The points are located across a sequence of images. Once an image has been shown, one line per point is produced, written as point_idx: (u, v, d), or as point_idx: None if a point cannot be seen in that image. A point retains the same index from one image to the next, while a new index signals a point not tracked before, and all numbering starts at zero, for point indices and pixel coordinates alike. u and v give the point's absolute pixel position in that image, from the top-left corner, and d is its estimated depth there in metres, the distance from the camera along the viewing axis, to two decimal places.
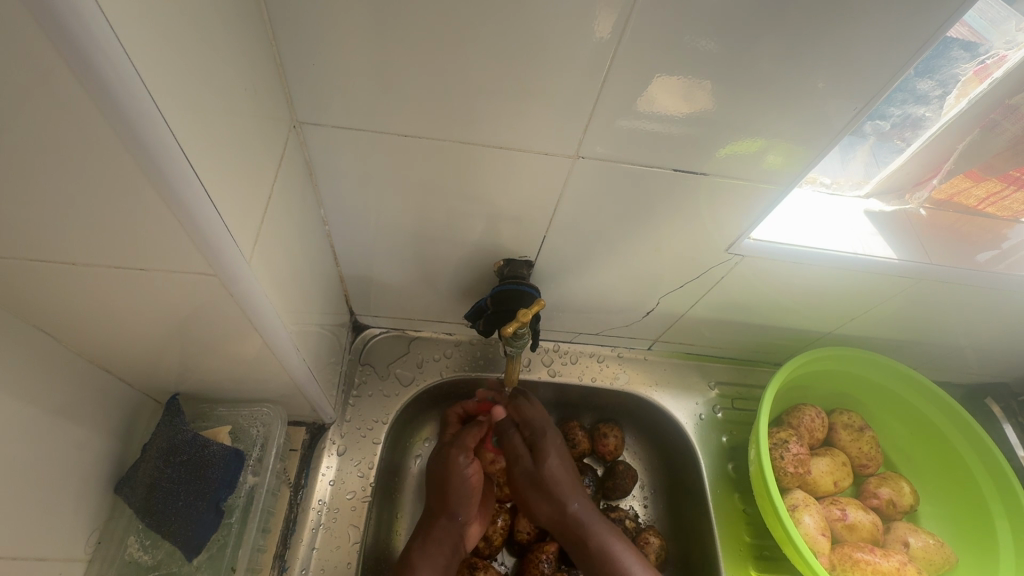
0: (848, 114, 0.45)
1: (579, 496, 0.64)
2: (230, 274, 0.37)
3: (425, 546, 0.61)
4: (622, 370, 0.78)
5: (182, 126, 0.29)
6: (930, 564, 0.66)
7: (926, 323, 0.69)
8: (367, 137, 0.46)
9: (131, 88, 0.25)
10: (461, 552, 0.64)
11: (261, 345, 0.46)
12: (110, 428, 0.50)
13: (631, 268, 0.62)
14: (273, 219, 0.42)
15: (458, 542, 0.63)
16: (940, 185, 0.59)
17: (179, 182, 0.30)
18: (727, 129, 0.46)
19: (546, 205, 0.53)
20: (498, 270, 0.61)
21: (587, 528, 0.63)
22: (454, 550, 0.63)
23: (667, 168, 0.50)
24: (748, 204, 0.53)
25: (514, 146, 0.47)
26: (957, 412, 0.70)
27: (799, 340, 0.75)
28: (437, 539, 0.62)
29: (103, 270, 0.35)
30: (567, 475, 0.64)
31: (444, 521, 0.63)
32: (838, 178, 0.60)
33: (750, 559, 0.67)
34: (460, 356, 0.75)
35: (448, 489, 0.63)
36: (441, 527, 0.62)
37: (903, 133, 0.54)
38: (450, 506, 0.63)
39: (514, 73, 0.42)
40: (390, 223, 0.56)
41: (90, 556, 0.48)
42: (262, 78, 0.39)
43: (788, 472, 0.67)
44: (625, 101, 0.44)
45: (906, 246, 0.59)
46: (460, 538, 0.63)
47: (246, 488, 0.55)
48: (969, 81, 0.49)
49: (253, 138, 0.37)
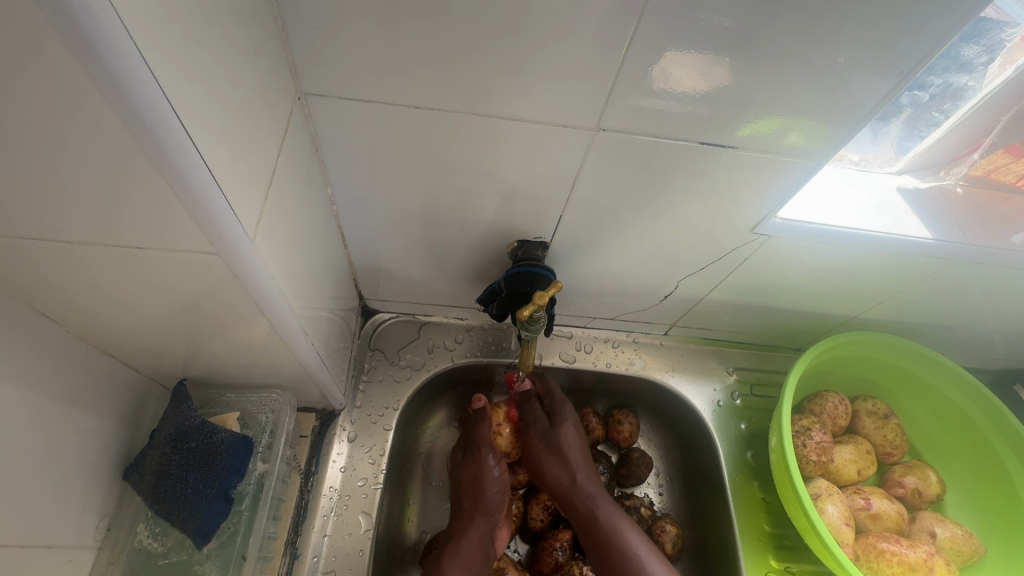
0: (885, 88, 0.42)
1: (587, 471, 0.64)
2: (234, 254, 0.35)
3: (459, 547, 0.60)
4: (638, 355, 0.76)
5: (177, 90, 0.27)
6: (957, 555, 0.64)
7: (953, 308, 0.66)
8: (376, 110, 0.44)
9: (119, 46, 0.23)
10: (493, 556, 0.62)
11: (269, 330, 0.45)
12: (117, 414, 0.49)
13: (648, 250, 0.59)
14: (277, 198, 0.40)
15: (490, 543, 0.62)
16: (979, 160, 0.56)
17: (175, 149, 0.27)
18: (755, 105, 0.43)
19: (562, 184, 0.51)
20: (512, 253, 0.59)
21: (594, 511, 0.62)
22: (485, 550, 0.61)
23: (694, 142, 0.47)
24: (775, 182, 0.51)
25: (530, 119, 0.45)
26: (988, 398, 0.68)
27: (823, 324, 0.73)
28: (472, 540, 0.61)
29: (101, 250, 0.33)
30: (574, 471, 0.64)
31: (479, 517, 0.62)
32: (868, 155, 0.56)
33: (770, 548, 0.66)
34: (472, 341, 0.73)
35: (481, 486, 0.63)
36: (473, 528, 0.61)
37: (942, 104, 0.50)
38: (483, 504, 0.62)
39: (530, 41, 0.39)
40: (400, 203, 0.54)
41: (101, 542, 0.48)
42: (264, 45, 0.36)
43: (811, 461, 0.65)
44: (649, 74, 0.41)
45: (940, 225, 0.56)
46: (491, 539, 0.62)
47: (256, 475, 0.54)
48: (1016, 47, 0.46)
49: (256, 110, 0.35)
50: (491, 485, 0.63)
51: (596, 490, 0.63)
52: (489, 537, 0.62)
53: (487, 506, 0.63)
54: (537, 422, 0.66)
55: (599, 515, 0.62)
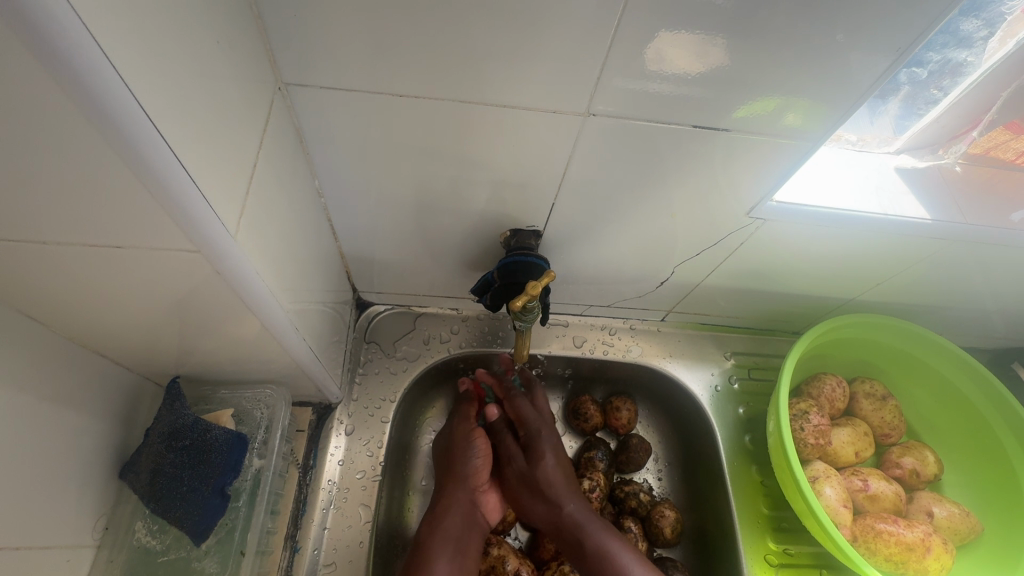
0: (879, 68, 0.41)
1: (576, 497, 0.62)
2: (216, 251, 0.34)
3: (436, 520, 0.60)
4: (636, 342, 0.75)
5: (145, 85, 0.26)
6: (955, 534, 0.65)
7: (952, 289, 0.66)
8: (360, 99, 0.43)
9: (74, 37, 0.22)
10: (480, 523, 0.62)
11: (259, 327, 0.44)
12: (111, 413, 0.48)
13: (644, 236, 0.59)
14: (261, 191, 0.39)
15: (473, 512, 0.61)
16: (979, 138, 0.55)
17: (144, 145, 0.26)
18: (748, 87, 0.42)
19: (554, 171, 0.50)
20: (505, 242, 0.58)
21: (584, 532, 0.59)
22: (470, 518, 0.61)
23: (686, 124, 0.45)
24: (771, 164, 0.50)
25: (519, 105, 0.44)
26: (986, 378, 0.67)
27: (821, 306, 0.73)
28: (451, 509, 0.60)
29: (80, 251, 0.32)
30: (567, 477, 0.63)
31: (459, 491, 0.62)
32: (865, 135, 0.55)
33: (769, 531, 0.66)
34: (469, 331, 0.73)
35: (458, 456, 0.64)
36: (456, 499, 0.61)
37: (941, 81, 0.49)
38: (457, 473, 0.63)
39: (515, 25, 0.38)
40: (391, 194, 0.53)
41: (99, 541, 0.48)
42: (241, 33, 0.35)
43: (809, 443, 0.65)
44: (638, 57, 0.40)
45: (938, 203, 0.55)
46: (475, 510, 0.62)
47: (252, 471, 0.54)
48: (1016, 21, 0.45)
49: (233, 103, 0.34)
50: (471, 457, 0.64)
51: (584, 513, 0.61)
52: (472, 504, 0.62)
53: (462, 475, 0.63)
54: (513, 463, 0.64)
55: (590, 534, 0.59)
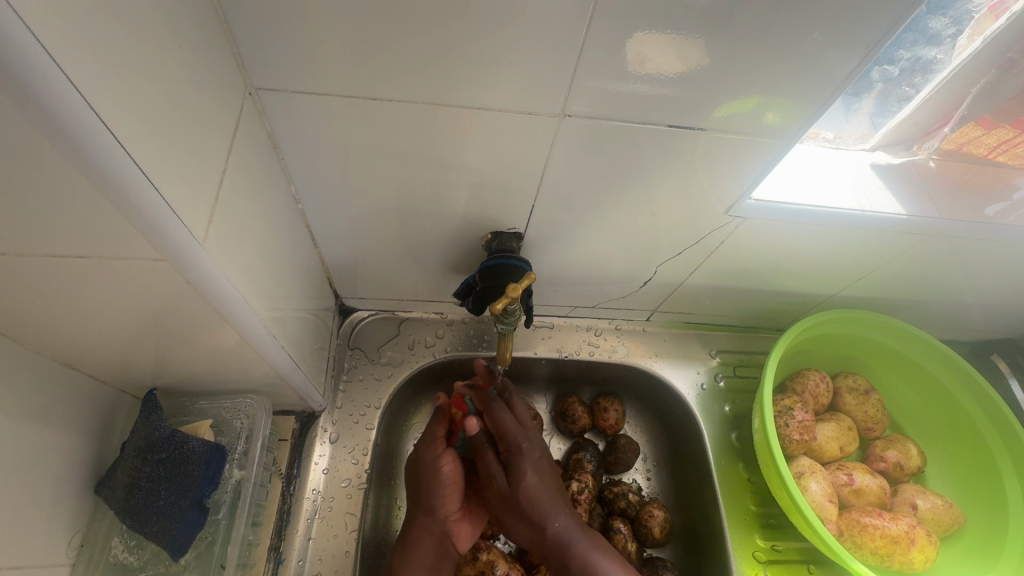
0: (850, 63, 0.41)
1: (560, 511, 0.58)
2: (184, 260, 0.33)
3: (408, 548, 0.58)
4: (621, 342, 0.76)
5: (98, 89, 0.25)
6: (940, 526, 0.65)
7: (931, 283, 0.67)
8: (333, 103, 0.42)
9: (20, 45, 0.21)
10: (451, 553, 0.60)
11: (235, 337, 0.44)
12: (84, 428, 0.47)
13: (625, 236, 0.59)
14: (231, 199, 0.39)
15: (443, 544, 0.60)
16: (951, 133, 0.56)
17: (102, 153, 0.26)
18: (724, 86, 0.43)
19: (531, 173, 0.50)
20: (486, 244, 0.58)
21: (566, 548, 0.56)
22: (440, 549, 0.59)
23: (662, 125, 0.46)
24: (748, 161, 0.50)
25: (495, 108, 0.43)
26: (967, 370, 0.68)
27: (802, 303, 0.73)
28: (421, 542, 0.58)
29: (43, 264, 0.31)
30: (545, 494, 0.58)
31: (428, 523, 0.59)
32: (842, 132, 0.57)
33: (757, 528, 0.66)
34: (453, 335, 0.72)
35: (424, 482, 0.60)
36: (424, 534, 0.59)
37: (913, 78, 0.51)
38: (424, 506, 0.60)
39: (486, 29, 0.38)
40: (370, 200, 0.53)
41: (74, 560, 0.46)
42: (205, 38, 0.34)
43: (793, 439, 0.66)
44: (611, 58, 0.40)
45: (913, 199, 0.56)
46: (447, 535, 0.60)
47: (233, 482, 0.54)
48: (985, 18, 0.46)
49: (199, 110, 0.34)
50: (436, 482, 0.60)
51: (568, 526, 0.58)
52: (444, 532, 0.60)
53: (430, 507, 0.59)
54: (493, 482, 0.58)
55: (573, 550, 0.56)
